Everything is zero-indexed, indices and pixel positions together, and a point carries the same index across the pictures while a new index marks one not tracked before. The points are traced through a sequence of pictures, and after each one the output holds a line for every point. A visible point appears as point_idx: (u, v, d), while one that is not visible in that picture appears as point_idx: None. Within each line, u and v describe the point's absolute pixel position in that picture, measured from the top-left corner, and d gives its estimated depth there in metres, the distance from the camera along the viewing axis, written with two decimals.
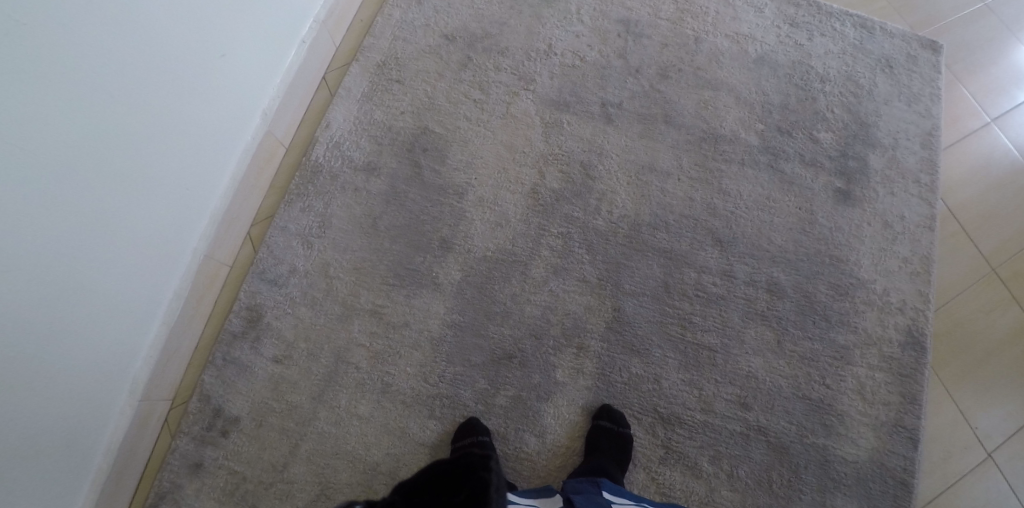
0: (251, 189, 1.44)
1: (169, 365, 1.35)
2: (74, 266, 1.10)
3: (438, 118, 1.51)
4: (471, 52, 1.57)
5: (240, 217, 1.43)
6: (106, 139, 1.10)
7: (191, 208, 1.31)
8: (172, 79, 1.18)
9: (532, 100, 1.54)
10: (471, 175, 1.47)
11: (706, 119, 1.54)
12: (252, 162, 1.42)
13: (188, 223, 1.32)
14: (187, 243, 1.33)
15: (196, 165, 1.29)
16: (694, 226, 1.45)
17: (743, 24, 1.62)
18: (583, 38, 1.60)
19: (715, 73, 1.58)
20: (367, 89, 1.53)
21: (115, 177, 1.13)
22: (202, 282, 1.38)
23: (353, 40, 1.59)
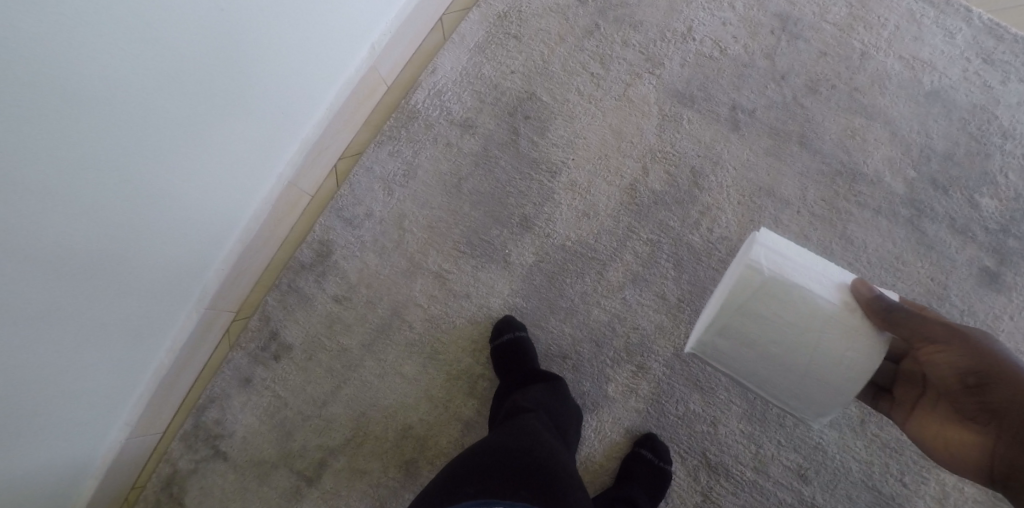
0: (347, 120, 1.40)
1: (238, 281, 1.36)
2: (169, 164, 1.10)
3: (549, 86, 1.41)
4: (600, 19, 1.43)
5: (331, 146, 1.40)
6: (214, 53, 1.07)
7: (286, 128, 1.29)
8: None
9: (654, 87, 1.39)
10: (568, 153, 1.37)
11: (850, 150, 1.34)
12: (352, 92, 1.38)
13: (282, 142, 1.30)
14: (278, 161, 1.32)
15: (300, 84, 1.26)
16: None
17: (924, 47, 1.38)
18: (729, 27, 1.41)
19: (875, 99, 1.37)
20: (482, 40, 1.44)
21: (221, 83, 1.11)
22: (286, 202, 1.37)
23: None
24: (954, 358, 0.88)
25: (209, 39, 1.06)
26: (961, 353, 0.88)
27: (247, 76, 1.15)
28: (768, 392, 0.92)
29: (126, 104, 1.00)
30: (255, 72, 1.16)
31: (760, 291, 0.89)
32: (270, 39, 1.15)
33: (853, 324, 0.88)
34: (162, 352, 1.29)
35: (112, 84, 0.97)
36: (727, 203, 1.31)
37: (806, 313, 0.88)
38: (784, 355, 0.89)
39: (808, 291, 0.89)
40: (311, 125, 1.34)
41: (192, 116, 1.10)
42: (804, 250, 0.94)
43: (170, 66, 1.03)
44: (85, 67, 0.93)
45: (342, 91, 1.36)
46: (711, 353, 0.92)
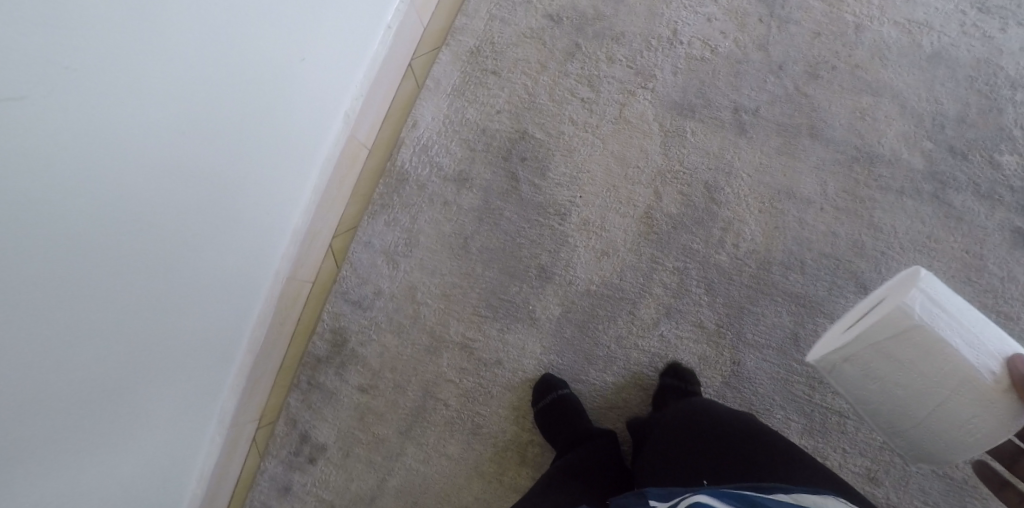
0: (340, 183, 1.30)
1: (255, 390, 1.27)
2: (164, 304, 1.00)
3: (539, 121, 1.32)
4: (580, 38, 1.35)
5: (328, 215, 1.29)
6: (189, 177, 0.96)
7: (289, 194, 1.19)
8: (259, 74, 1.02)
9: (650, 102, 1.32)
10: (574, 190, 1.28)
11: (862, 132, 1.27)
12: (343, 148, 1.28)
13: (285, 211, 1.20)
14: (286, 231, 1.22)
15: (296, 142, 1.16)
16: (835, 267, 1.22)
17: (919, 8, 1.30)
18: (716, 23, 1.33)
19: (878, 72, 1.29)
20: (458, 81, 1.34)
21: (224, 163, 1.01)
22: (298, 274, 1.28)
23: (445, 17, 1.38)
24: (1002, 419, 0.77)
25: (210, 118, 0.95)
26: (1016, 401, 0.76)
27: (247, 148, 1.05)
28: (879, 423, 0.86)
29: (135, 206, 0.89)
30: (254, 142, 1.06)
31: (899, 336, 0.79)
32: (265, 102, 1.05)
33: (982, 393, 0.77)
34: (203, 452, 1.20)
35: (123, 185, 0.86)
36: (750, 214, 1.25)
37: (943, 374, 0.78)
38: (910, 401, 0.81)
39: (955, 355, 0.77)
40: (312, 187, 1.24)
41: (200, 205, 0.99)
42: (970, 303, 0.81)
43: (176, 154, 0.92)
44: (95, 171, 0.82)
45: (332, 152, 1.26)
46: (834, 375, 0.85)
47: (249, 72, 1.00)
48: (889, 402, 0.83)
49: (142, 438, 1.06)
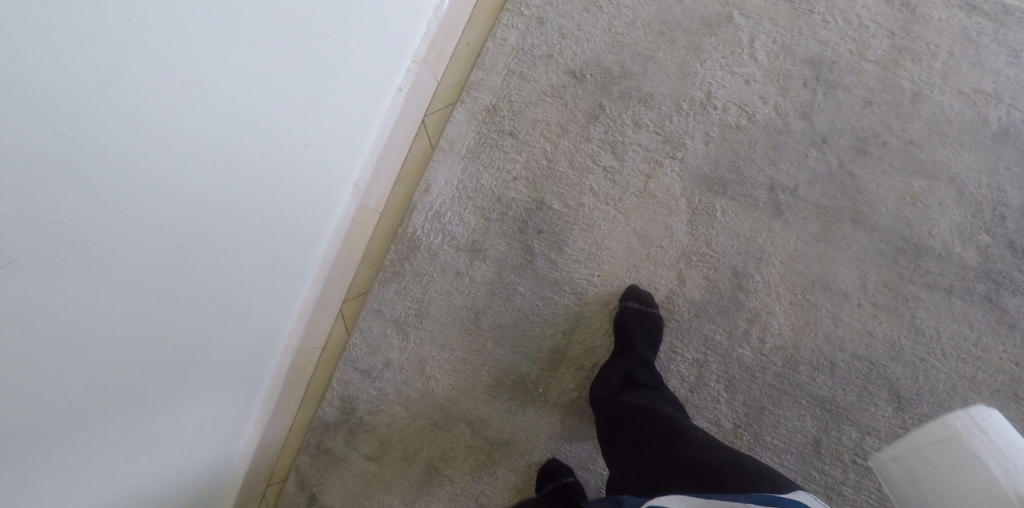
0: (352, 224, 1.23)
1: (266, 452, 1.23)
2: (170, 407, 0.94)
3: (557, 190, 1.23)
4: (604, 98, 1.24)
5: (338, 258, 1.23)
6: (197, 288, 0.86)
7: (314, 215, 1.10)
8: (273, 168, 0.91)
9: (677, 174, 1.20)
10: (592, 267, 1.20)
11: (911, 221, 1.14)
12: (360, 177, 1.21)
13: (308, 234, 1.11)
14: (305, 256, 1.13)
15: (331, 159, 1.08)
16: (868, 370, 1.13)
17: (987, 74, 1.14)
18: (754, 85, 1.20)
19: (934, 151, 1.15)
20: (473, 143, 1.27)
21: (271, 181, 0.92)
22: (307, 303, 1.20)
23: (459, 71, 1.30)
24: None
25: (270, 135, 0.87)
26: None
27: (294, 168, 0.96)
28: (912, 502, 0.82)
29: (176, 209, 0.77)
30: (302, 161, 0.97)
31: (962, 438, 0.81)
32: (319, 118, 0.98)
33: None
34: (202, 482, 1.10)
35: (125, 314, 0.77)
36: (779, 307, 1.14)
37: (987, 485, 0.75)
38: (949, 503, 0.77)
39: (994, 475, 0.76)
40: (332, 209, 1.16)
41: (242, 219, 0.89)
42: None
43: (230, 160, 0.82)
44: (135, 231, 0.73)
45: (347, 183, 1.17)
46: (886, 465, 0.87)
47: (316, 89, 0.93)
48: (935, 507, 0.79)
49: (159, 446, 0.95)
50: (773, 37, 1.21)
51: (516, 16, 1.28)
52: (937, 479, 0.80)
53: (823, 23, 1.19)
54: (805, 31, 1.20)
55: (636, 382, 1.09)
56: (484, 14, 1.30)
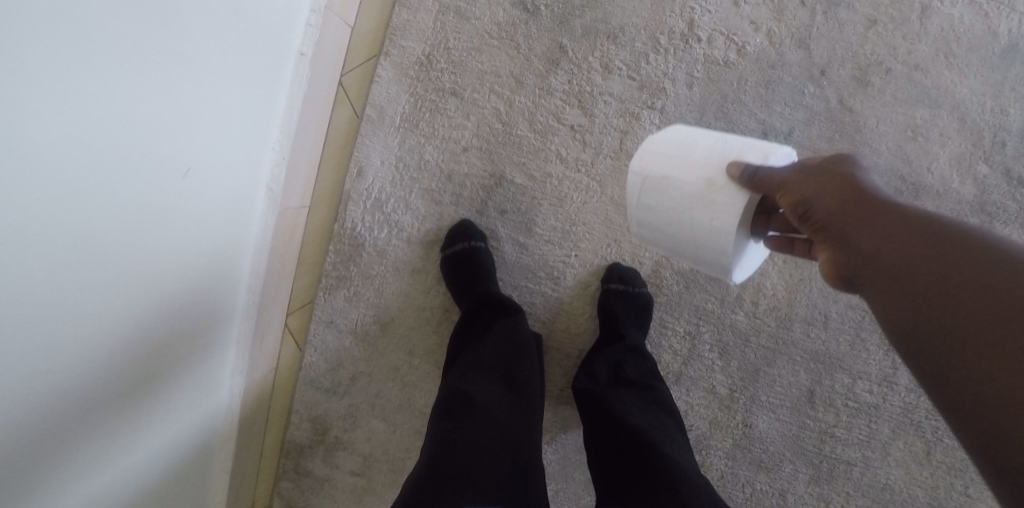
0: (246, 173, 0.91)
1: (241, 490, 1.08)
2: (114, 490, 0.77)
3: (517, 159, 1.01)
4: (563, 36, 0.99)
5: (228, 216, 0.89)
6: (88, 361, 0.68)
7: (173, 112, 0.72)
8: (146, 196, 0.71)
9: (658, 127, 1.00)
10: (568, 247, 1.02)
11: (909, 157, 1.03)
12: (256, 98, 0.88)
13: (162, 140, 0.72)
14: (167, 182, 0.74)
15: (206, 26, 0.75)
16: (861, 317, 1.05)
17: None
18: (744, 8, 1.00)
19: (940, 74, 1.03)
20: (407, 108, 1.02)
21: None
22: (186, 272, 0.82)
23: (376, 10, 1.02)
24: (794, 188, 0.62)
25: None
26: (823, 191, 0.60)
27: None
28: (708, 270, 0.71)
29: None
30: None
31: (651, 181, 0.71)
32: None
33: (726, 200, 0.66)
34: None
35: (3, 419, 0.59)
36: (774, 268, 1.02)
37: (719, 224, 0.66)
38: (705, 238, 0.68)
39: (684, 189, 0.68)
40: (212, 117, 0.80)
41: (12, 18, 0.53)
42: (703, 133, 0.71)
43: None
44: None
45: (235, 91, 0.83)
46: (639, 236, 0.76)
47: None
48: (706, 254, 0.69)
49: None
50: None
51: None
52: (672, 228, 0.70)
53: None
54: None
55: (627, 379, 0.94)
56: None
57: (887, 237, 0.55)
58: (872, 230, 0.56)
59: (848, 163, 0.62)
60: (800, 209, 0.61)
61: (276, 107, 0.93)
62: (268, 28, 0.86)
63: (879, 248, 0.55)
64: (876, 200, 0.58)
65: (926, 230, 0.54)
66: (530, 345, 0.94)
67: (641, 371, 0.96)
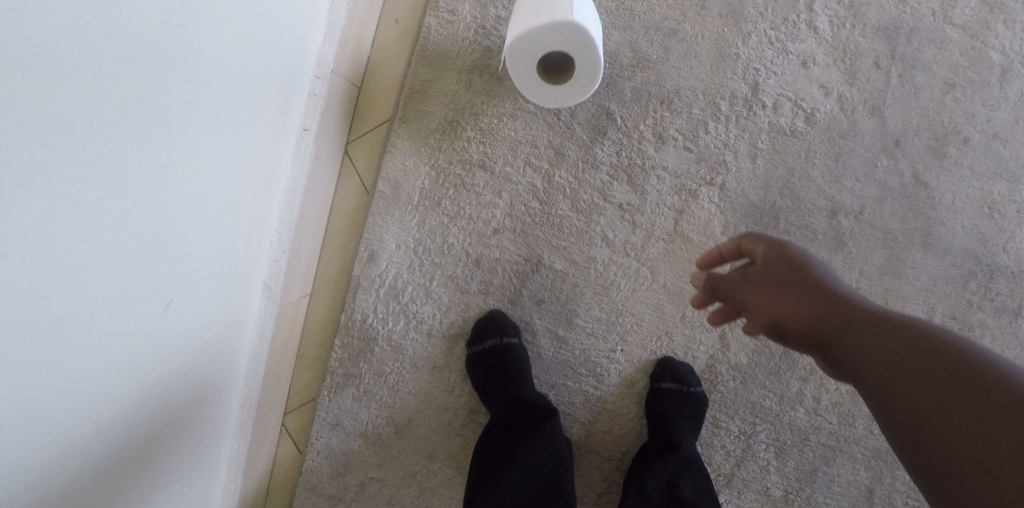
0: (247, 217, 0.72)
1: None
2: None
3: (558, 243, 0.88)
4: (610, 101, 0.87)
5: (215, 261, 0.67)
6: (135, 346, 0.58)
7: (166, 70, 0.53)
8: (211, 182, 0.62)
9: (717, 205, 0.89)
10: (613, 341, 0.89)
11: (985, 237, 0.93)
12: (265, 136, 0.71)
13: (129, 91, 0.50)
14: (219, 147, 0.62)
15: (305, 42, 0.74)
16: None
17: None
18: (813, 70, 0.90)
19: (1020, 144, 0.93)
20: (428, 183, 0.88)
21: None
22: (152, 319, 0.59)
23: (391, 66, 0.89)
24: (761, 302, 0.63)
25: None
26: (791, 303, 0.61)
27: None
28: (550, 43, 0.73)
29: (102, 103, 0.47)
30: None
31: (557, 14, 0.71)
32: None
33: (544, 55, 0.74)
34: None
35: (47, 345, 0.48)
36: None
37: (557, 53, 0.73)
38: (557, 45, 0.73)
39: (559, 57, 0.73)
40: (219, 111, 0.60)
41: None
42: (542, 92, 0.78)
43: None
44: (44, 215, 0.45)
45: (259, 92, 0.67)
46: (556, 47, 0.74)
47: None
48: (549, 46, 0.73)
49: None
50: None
51: None
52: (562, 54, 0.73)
53: None
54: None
55: (683, 502, 0.81)
56: None
57: (850, 347, 0.56)
58: (857, 338, 0.56)
59: (786, 259, 0.63)
60: (772, 324, 0.62)
61: (281, 183, 0.77)
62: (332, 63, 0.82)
63: (856, 362, 0.56)
64: (843, 312, 0.58)
65: (899, 332, 0.55)
66: (567, 484, 0.80)
67: (698, 491, 0.83)
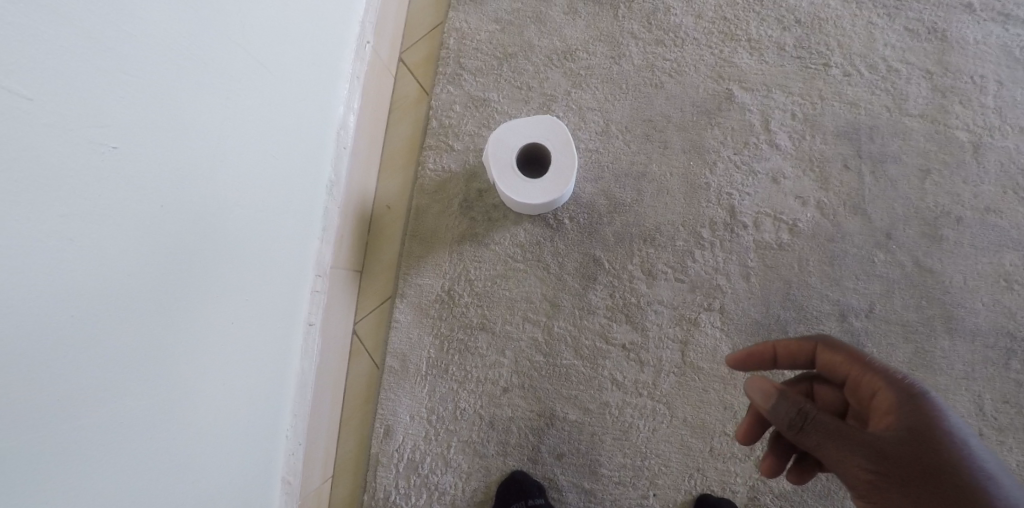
0: (263, 414, 0.74)
1: None
2: None
3: (568, 393, 0.88)
4: (595, 247, 0.90)
5: (234, 464, 0.69)
6: (210, 420, 0.64)
7: (179, 298, 0.57)
8: (269, 304, 0.72)
9: (721, 330, 0.89)
10: (643, 486, 0.86)
11: (1011, 310, 0.90)
12: (286, 302, 0.76)
13: (144, 324, 0.54)
14: (279, 280, 0.73)
15: (348, 214, 0.89)
16: None
17: None
18: (786, 184, 0.93)
19: (1015, 212, 0.93)
20: (433, 352, 0.90)
21: (142, 98, 0.50)
22: (186, 430, 0.61)
23: (387, 245, 0.94)
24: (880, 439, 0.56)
25: (192, 55, 0.54)
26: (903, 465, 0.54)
27: (184, 137, 0.55)
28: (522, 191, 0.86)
29: (222, 215, 0.61)
30: (204, 144, 0.57)
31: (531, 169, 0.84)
32: (257, 116, 0.64)
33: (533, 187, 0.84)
34: None
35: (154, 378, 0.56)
36: None
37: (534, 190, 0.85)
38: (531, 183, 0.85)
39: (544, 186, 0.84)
40: (229, 322, 0.65)
41: (65, 89, 0.45)
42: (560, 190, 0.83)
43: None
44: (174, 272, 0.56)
45: (308, 241, 0.79)
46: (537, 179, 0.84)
47: (268, 78, 0.65)
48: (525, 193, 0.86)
49: None
50: (791, 112, 0.95)
51: (456, 156, 0.94)
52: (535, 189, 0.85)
53: (846, 79, 0.96)
54: (827, 94, 0.96)
55: None
56: (400, 160, 0.96)
57: None
58: None
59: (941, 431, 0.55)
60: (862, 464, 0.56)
61: (291, 371, 0.79)
62: (359, 232, 0.92)
63: None
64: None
65: None
66: None
67: None
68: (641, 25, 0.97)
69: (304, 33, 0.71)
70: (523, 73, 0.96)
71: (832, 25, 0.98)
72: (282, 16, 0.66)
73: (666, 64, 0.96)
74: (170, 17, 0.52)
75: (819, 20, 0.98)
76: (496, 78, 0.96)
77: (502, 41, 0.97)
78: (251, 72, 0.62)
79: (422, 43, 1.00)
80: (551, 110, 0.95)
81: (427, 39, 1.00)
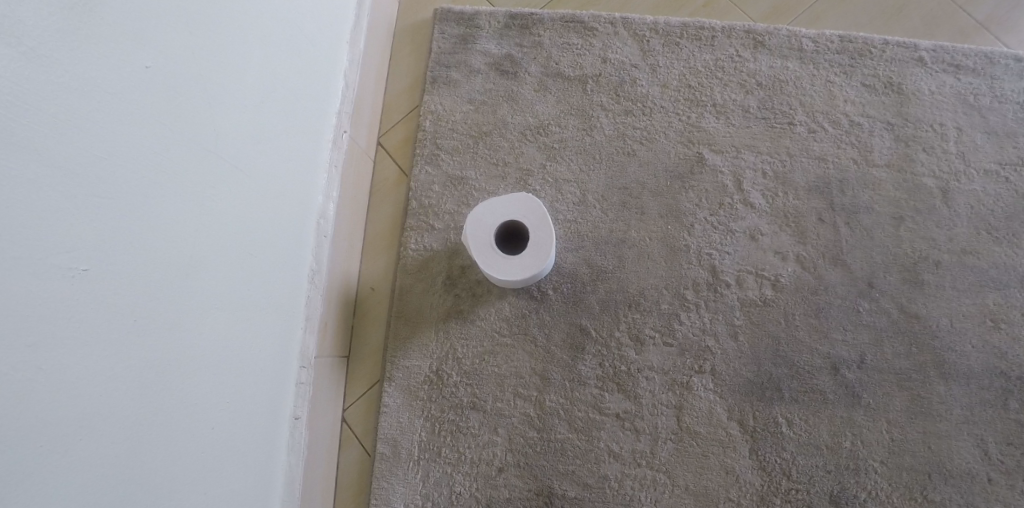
0: (255, 495, 0.72)
1: None
2: None
3: (565, 468, 0.85)
4: (582, 316, 0.90)
5: None
6: (204, 493, 0.63)
7: (165, 382, 0.57)
8: (258, 373, 0.72)
9: (714, 392, 0.88)
10: None
11: (1003, 350, 0.90)
12: (274, 378, 0.75)
13: (120, 443, 0.53)
14: (268, 350, 0.73)
15: (332, 290, 0.89)
16: None
17: (1012, 144, 0.98)
18: (764, 240, 0.94)
19: (992, 252, 0.94)
20: (425, 435, 0.88)
21: (122, 200, 0.52)
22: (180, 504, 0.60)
23: (373, 328, 0.94)
24: None
25: (170, 154, 0.56)
26: None
27: (156, 249, 0.55)
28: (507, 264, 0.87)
29: (209, 287, 0.62)
30: (177, 252, 0.58)
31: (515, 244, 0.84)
32: (240, 194, 0.66)
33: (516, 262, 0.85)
34: None
35: (144, 453, 0.55)
36: None
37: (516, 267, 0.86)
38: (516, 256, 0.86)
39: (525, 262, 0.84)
40: (213, 424, 0.63)
41: (32, 218, 0.45)
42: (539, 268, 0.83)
43: (110, 111, 0.50)
44: (162, 346, 0.57)
45: (295, 311, 0.80)
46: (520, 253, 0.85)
47: (247, 166, 0.67)
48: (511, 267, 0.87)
49: None
50: (762, 171, 0.97)
51: (437, 234, 0.95)
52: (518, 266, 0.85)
53: (812, 135, 1.00)
54: (795, 151, 0.99)
55: None
56: (382, 241, 0.97)
57: None
58: None
59: None
60: None
61: (278, 464, 0.77)
62: (344, 309, 0.92)
63: None
64: None
65: None
66: None
67: None
68: (610, 97, 1.01)
69: (279, 133, 0.73)
70: (498, 149, 0.99)
71: (792, 86, 1.01)
72: (257, 109, 0.68)
73: (637, 133, 0.99)
74: (153, 107, 0.54)
75: (780, 82, 1.02)
76: (473, 156, 0.98)
77: (476, 120, 1.00)
78: (233, 150, 0.64)
79: (398, 126, 1.03)
80: (528, 184, 0.96)
81: (404, 123, 1.03)
